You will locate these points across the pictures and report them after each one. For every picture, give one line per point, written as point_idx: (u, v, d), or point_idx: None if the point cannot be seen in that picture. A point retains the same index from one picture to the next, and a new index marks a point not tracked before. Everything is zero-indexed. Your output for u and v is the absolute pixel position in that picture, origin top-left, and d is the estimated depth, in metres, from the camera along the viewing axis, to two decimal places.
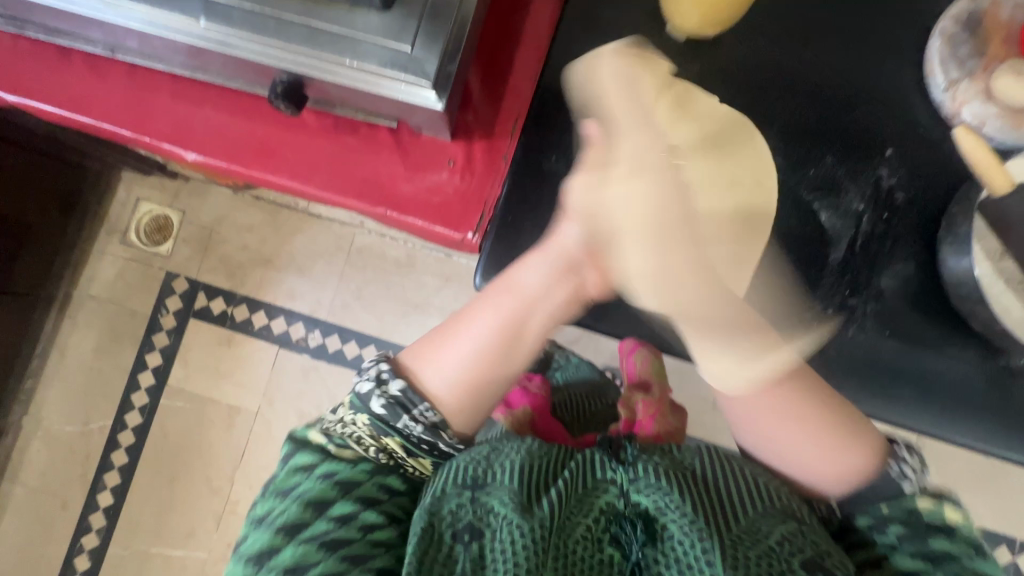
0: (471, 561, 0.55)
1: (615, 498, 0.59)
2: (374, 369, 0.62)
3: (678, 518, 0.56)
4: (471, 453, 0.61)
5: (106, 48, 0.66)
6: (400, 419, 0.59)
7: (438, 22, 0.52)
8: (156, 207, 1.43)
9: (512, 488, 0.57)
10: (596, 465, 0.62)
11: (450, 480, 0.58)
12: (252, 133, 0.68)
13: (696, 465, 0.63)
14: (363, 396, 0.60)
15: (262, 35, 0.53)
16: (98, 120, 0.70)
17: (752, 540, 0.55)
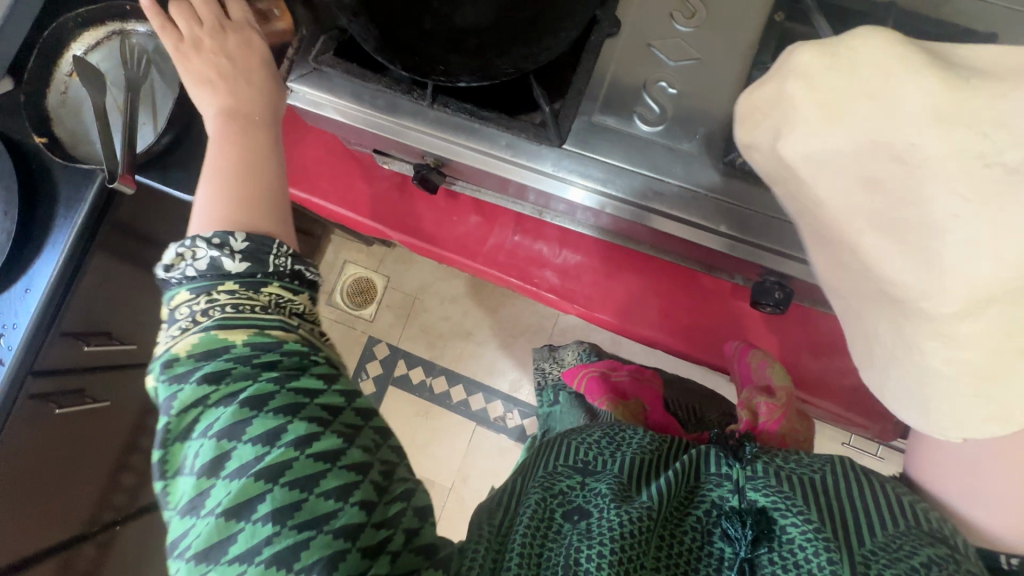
0: (579, 539, 0.42)
1: (728, 495, 0.46)
2: (194, 248, 0.43)
3: (797, 522, 0.43)
4: (587, 438, 0.54)
5: (535, 208, 0.63)
6: (269, 264, 0.44)
7: None
8: (361, 271, 1.46)
9: (613, 472, 0.49)
10: (713, 457, 0.49)
11: (557, 460, 0.51)
12: (648, 292, 0.66)
13: (813, 472, 0.47)
14: (200, 274, 0.43)
15: (780, 246, 0.49)
16: (482, 265, 0.67)
17: (892, 555, 0.41)
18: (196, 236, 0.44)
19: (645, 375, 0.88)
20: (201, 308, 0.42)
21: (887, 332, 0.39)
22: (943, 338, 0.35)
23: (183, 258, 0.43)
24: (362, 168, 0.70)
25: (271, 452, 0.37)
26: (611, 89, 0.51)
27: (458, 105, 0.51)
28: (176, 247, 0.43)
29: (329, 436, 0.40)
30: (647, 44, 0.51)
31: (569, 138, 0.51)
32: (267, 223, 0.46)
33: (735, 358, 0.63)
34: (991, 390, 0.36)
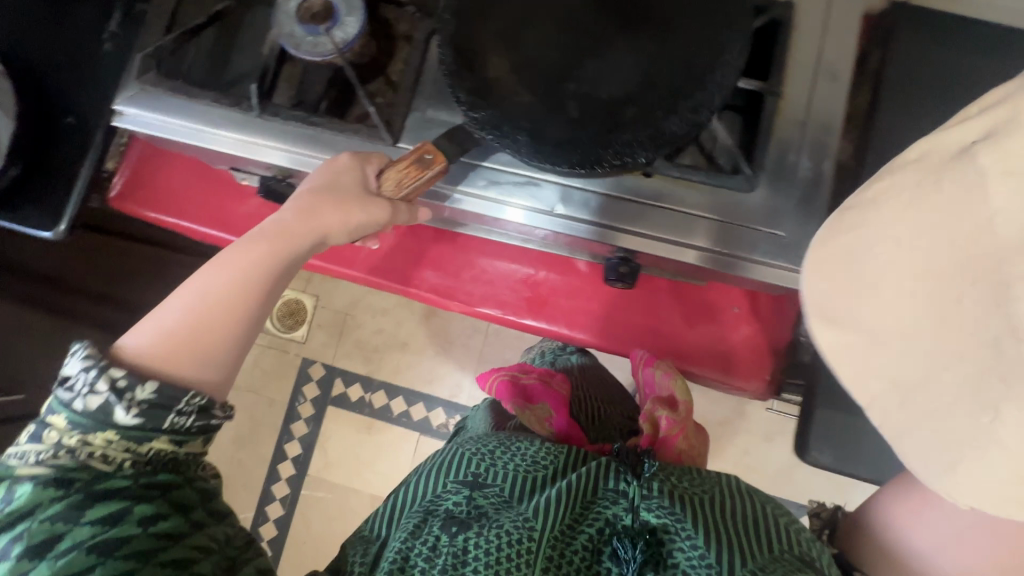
0: (453, 558, 0.49)
1: (622, 514, 0.50)
2: (84, 381, 0.42)
3: (685, 547, 0.48)
4: (479, 445, 0.58)
5: None
6: (167, 420, 0.44)
7: (810, 210, 0.48)
8: (289, 292, 1.43)
9: (499, 489, 0.53)
10: (609, 473, 0.53)
11: (448, 476, 0.55)
12: (524, 281, 0.66)
13: (703, 493, 0.52)
14: (83, 415, 0.42)
15: (615, 221, 0.50)
16: (360, 272, 0.67)
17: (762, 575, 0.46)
18: (108, 364, 0.43)
19: (554, 379, 0.85)
20: (75, 444, 0.43)
21: (942, 389, 0.34)
22: (998, 411, 0.33)
23: (78, 386, 0.42)
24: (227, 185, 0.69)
25: (96, 550, 0.41)
26: (441, 81, 0.52)
27: (289, 112, 0.51)
28: (84, 364, 0.43)
29: (115, 561, 0.42)
30: None
31: (404, 135, 0.51)
32: (189, 374, 0.45)
33: (638, 367, 0.65)
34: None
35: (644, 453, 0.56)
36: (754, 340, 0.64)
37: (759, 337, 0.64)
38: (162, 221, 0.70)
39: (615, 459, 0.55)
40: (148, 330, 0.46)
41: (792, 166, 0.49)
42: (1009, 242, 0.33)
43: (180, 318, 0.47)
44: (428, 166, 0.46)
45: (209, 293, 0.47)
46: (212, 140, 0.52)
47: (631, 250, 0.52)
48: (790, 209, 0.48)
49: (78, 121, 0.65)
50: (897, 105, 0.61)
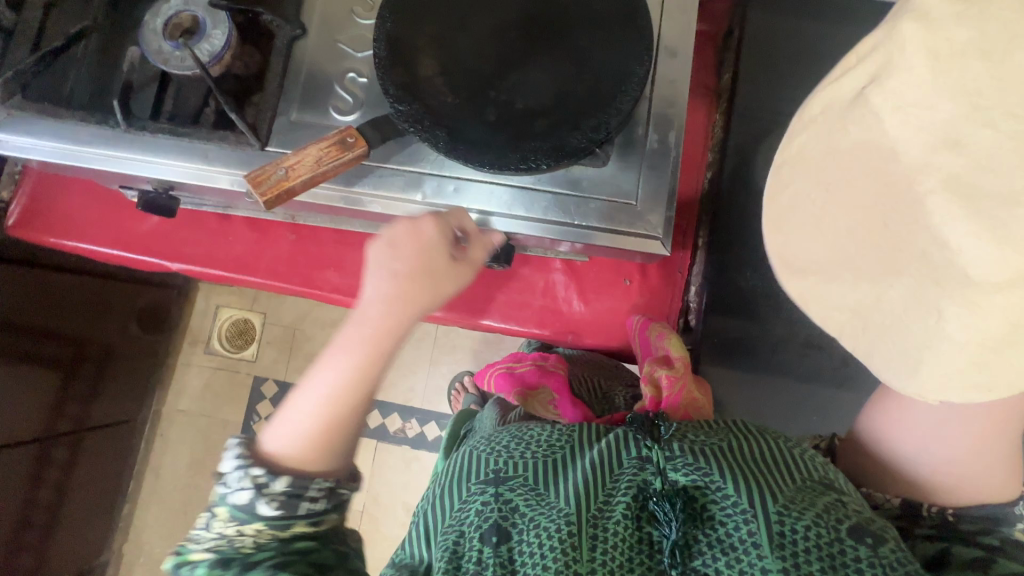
0: (502, 569, 0.45)
1: (654, 479, 0.48)
2: (240, 476, 0.43)
3: (722, 500, 0.46)
4: (493, 445, 0.54)
5: (286, 214, 0.62)
6: (302, 508, 0.44)
7: (656, 176, 0.51)
8: (236, 313, 1.43)
9: (523, 477, 0.49)
10: (624, 444, 0.50)
11: (470, 478, 0.51)
12: None
13: (719, 442, 0.50)
14: (240, 507, 0.43)
15: (480, 205, 0.52)
16: (263, 277, 0.69)
17: (799, 509, 0.44)
18: (250, 454, 0.44)
19: (551, 361, 0.84)
20: (233, 533, 0.44)
21: (886, 296, 0.32)
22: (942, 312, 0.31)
23: (236, 483, 0.43)
24: (127, 206, 0.70)
25: None
26: (305, 85, 0.54)
27: (156, 125, 0.53)
28: (236, 459, 0.44)
29: None
30: (334, 39, 0.54)
31: (273, 139, 0.53)
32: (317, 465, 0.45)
33: (635, 332, 0.65)
34: (988, 358, 0.31)
35: (657, 415, 0.52)
36: (645, 309, 0.67)
37: (649, 305, 0.67)
38: (66, 246, 0.70)
39: (629, 427, 0.52)
40: (282, 432, 0.46)
41: (640, 138, 0.52)
42: (906, 167, 0.32)
43: (315, 409, 0.46)
44: (349, 147, 0.44)
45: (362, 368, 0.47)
46: (89, 152, 0.54)
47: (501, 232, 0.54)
48: (639, 180, 0.51)
49: None
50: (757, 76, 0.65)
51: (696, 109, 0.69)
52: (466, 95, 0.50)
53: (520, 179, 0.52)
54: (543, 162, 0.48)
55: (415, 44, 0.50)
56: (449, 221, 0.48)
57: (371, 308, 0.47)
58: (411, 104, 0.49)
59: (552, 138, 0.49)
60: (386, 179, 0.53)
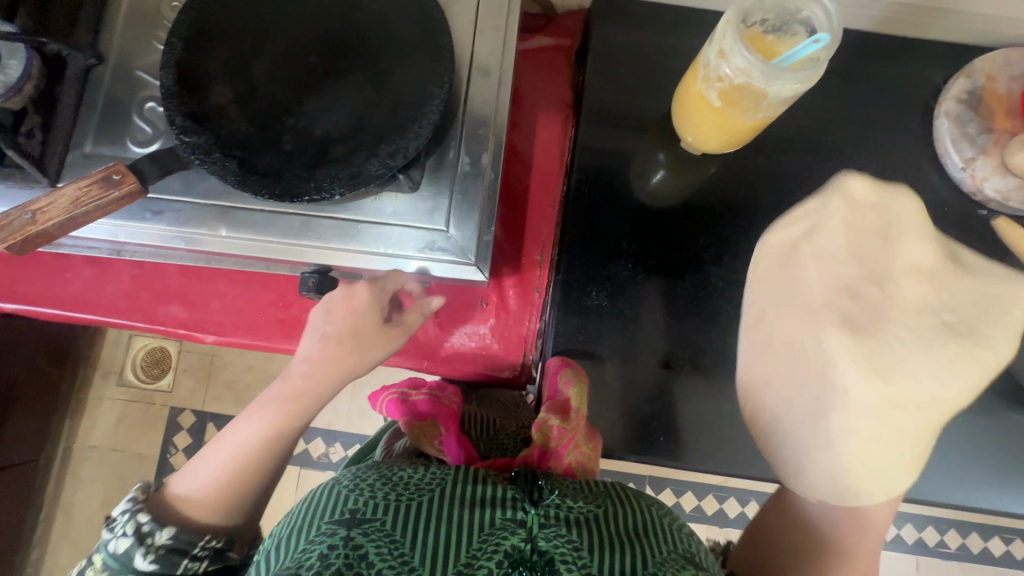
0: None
1: (522, 544, 0.41)
2: (127, 523, 0.47)
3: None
4: (354, 480, 0.44)
5: (110, 249, 0.58)
6: (181, 566, 0.48)
7: (470, 199, 0.50)
8: (151, 340, 1.38)
9: (382, 522, 0.41)
10: (502, 501, 0.44)
11: (320, 515, 0.41)
12: (272, 302, 0.65)
13: (595, 509, 0.45)
14: (120, 557, 0.47)
15: (286, 238, 0.49)
16: (103, 313, 0.65)
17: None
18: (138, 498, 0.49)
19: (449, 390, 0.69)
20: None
21: (800, 392, 0.51)
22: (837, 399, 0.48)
23: (123, 531, 0.47)
24: None
25: None
26: (104, 114, 0.51)
27: None
28: (127, 500, 0.48)
29: None
30: (132, 69, 0.51)
31: (66, 173, 0.50)
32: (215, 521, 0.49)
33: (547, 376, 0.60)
34: (905, 457, 0.47)
35: (541, 474, 0.47)
36: (503, 332, 0.66)
37: (507, 327, 0.65)
38: None
39: (510, 482, 0.46)
40: (189, 488, 0.50)
41: (451, 160, 0.50)
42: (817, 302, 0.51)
43: (220, 469, 0.49)
44: (114, 186, 0.42)
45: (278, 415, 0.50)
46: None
47: (318, 264, 0.51)
48: (450, 205, 0.50)
49: None
50: (603, 91, 0.64)
51: (551, 123, 0.68)
52: (258, 121, 0.48)
53: (328, 209, 0.49)
54: (337, 191, 0.46)
55: (206, 71, 0.48)
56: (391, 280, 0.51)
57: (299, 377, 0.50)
58: (197, 134, 0.46)
59: (347, 165, 0.47)
60: (182, 214, 0.49)
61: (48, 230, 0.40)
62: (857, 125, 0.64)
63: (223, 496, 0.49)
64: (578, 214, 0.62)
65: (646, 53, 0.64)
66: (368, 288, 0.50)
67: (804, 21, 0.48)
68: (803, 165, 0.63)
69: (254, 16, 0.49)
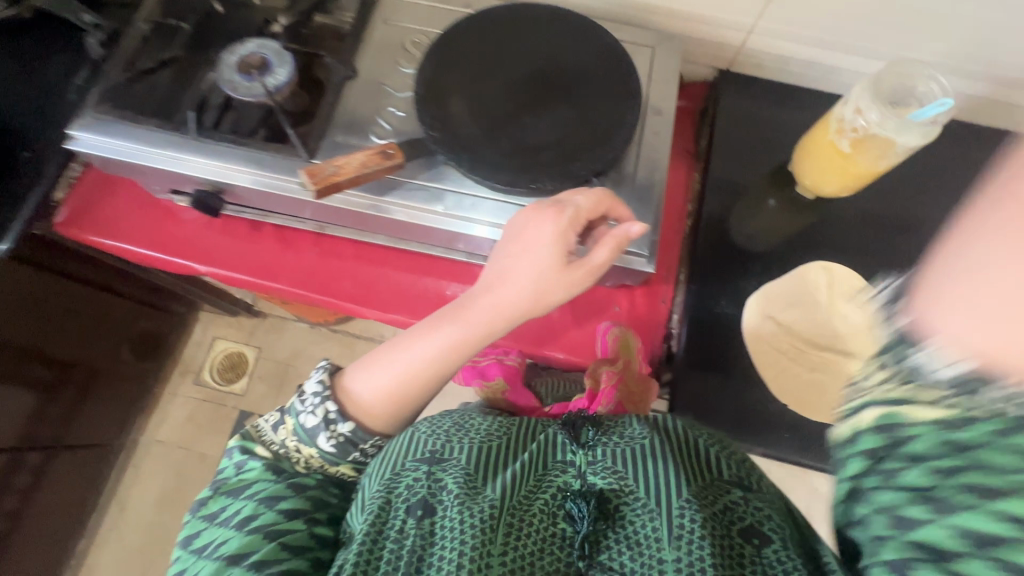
0: (422, 539, 0.48)
1: (572, 479, 0.50)
2: (321, 408, 0.62)
3: (636, 504, 0.47)
4: (433, 428, 0.56)
5: (316, 224, 0.71)
6: (351, 453, 0.63)
7: (643, 205, 0.61)
8: (231, 345, 1.46)
9: (457, 461, 0.52)
10: (554, 446, 0.54)
11: (406, 457, 0.54)
12: (432, 288, 0.75)
13: (643, 441, 0.51)
14: (309, 432, 0.62)
15: (490, 220, 0.61)
16: (284, 283, 0.75)
17: (695, 509, 0.46)
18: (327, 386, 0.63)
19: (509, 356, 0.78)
20: (292, 447, 0.63)
21: None
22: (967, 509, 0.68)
23: (315, 414, 0.62)
24: (171, 213, 0.77)
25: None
26: (352, 113, 0.64)
27: (221, 135, 0.61)
28: (321, 388, 0.63)
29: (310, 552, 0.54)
30: (380, 82, 0.65)
31: (319, 153, 0.62)
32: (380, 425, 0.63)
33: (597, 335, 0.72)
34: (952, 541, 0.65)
35: (588, 419, 0.55)
36: (631, 333, 0.73)
37: (636, 330, 0.73)
38: (103, 244, 0.76)
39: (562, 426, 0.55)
40: (369, 388, 0.63)
41: (629, 175, 0.62)
42: None
43: (398, 375, 0.62)
44: (390, 157, 0.53)
45: (445, 350, 0.61)
46: (151, 158, 0.62)
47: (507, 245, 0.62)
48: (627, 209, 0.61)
49: (34, 154, 0.73)
50: (728, 144, 0.77)
51: (677, 166, 0.81)
52: (485, 127, 0.60)
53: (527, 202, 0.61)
54: (546, 186, 0.58)
55: (446, 88, 0.61)
56: (583, 216, 0.56)
57: (479, 312, 0.59)
58: (440, 132, 0.59)
59: (557, 168, 0.59)
60: (407, 193, 0.61)
61: (343, 181, 0.51)
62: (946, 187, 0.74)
63: (389, 404, 0.62)
64: (708, 238, 0.72)
65: (765, 118, 0.78)
66: (559, 226, 0.56)
67: (922, 93, 0.60)
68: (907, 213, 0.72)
69: (486, 52, 0.63)
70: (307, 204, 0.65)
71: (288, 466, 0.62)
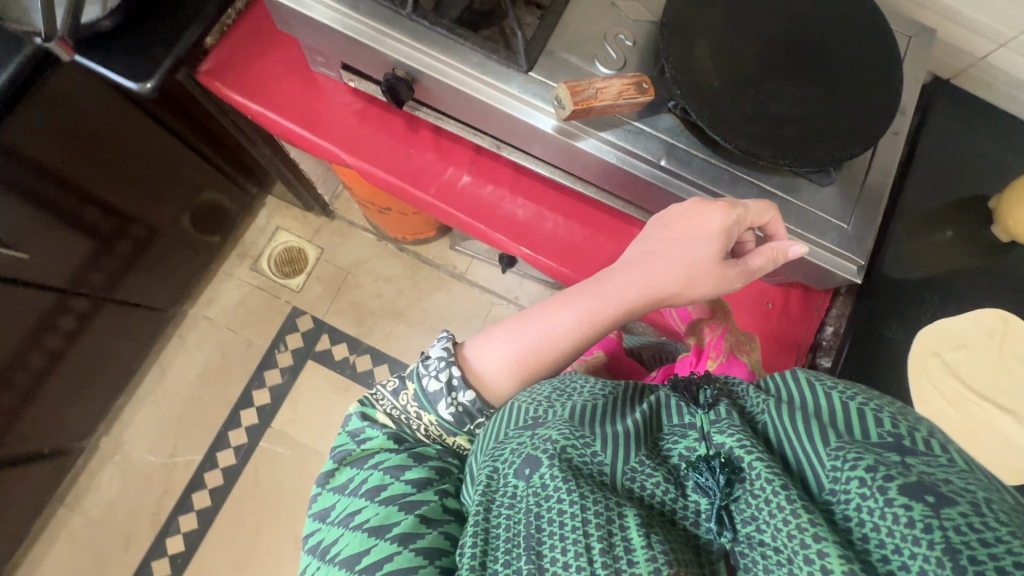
0: (534, 497, 0.40)
1: (695, 445, 0.41)
2: (445, 372, 0.54)
3: (760, 463, 0.35)
4: (536, 393, 0.51)
5: (493, 142, 0.65)
6: (468, 426, 0.54)
7: (867, 209, 0.56)
8: (294, 239, 1.41)
9: (560, 418, 0.46)
10: (671, 410, 0.44)
11: (507, 425, 0.49)
12: (586, 240, 0.70)
13: (765, 396, 0.40)
14: (430, 397, 0.54)
15: (713, 185, 0.55)
16: (433, 196, 0.70)
17: (845, 480, 0.32)
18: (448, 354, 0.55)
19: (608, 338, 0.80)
20: (411, 410, 0.55)
21: None
22: None
23: (437, 378, 0.54)
24: (323, 90, 0.71)
25: (428, 554, 0.43)
26: (575, 32, 0.57)
27: (434, 19, 0.55)
28: (445, 353, 0.55)
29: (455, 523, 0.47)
30: (612, 1, 0.58)
31: (536, 65, 0.55)
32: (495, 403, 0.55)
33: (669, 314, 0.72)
34: None
35: (703, 379, 0.46)
36: (776, 335, 0.69)
37: (783, 332, 0.69)
38: (246, 106, 0.70)
39: (674, 392, 0.46)
40: (491, 358, 0.55)
41: (860, 172, 0.56)
42: None
43: (527, 345, 0.54)
44: (643, 92, 0.47)
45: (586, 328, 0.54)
46: (329, 18, 0.56)
47: None
48: (851, 208, 0.56)
49: None
50: (923, 163, 0.72)
51: None
52: (728, 83, 0.54)
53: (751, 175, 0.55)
54: (789, 162, 0.52)
55: (691, 29, 0.55)
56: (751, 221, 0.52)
57: (618, 287, 0.55)
58: (682, 78, 0.53)
59: (799, 147, 0.53)
60: (627, 132, 0.55)
61: (599, 106, 0.45)
62: None
63: (513, 381, 0.54)
64: (880, 257, 0.69)
65: (965, 146, 0.73)
66: (727, 220, 0.52)
67: None
68: None
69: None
70: (503, 117, 0.58)
71: (409, 434, 0.55)
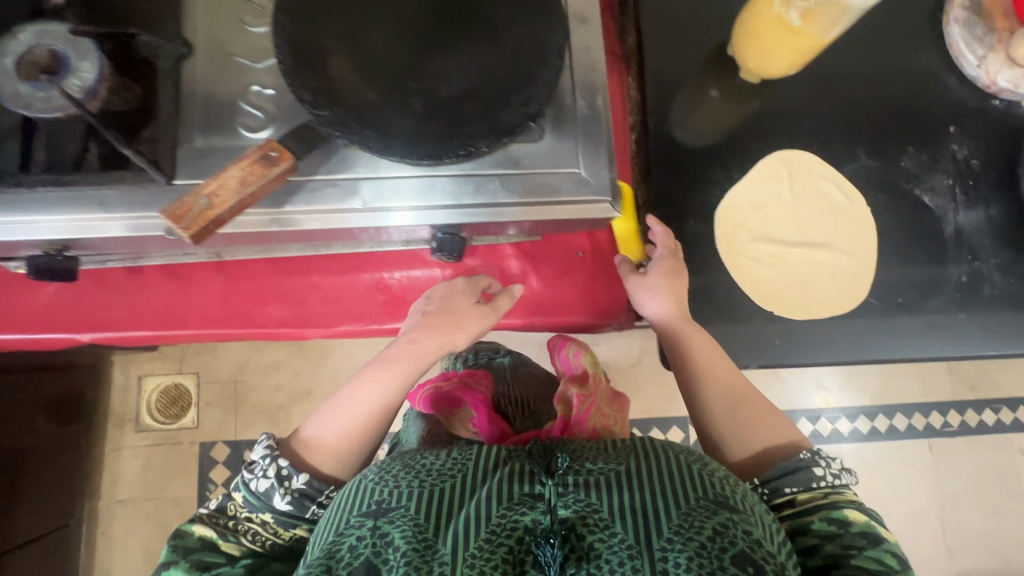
0: None
1: (541, 517, 0.38)
2: (269, 466, 0.50)
3: (606, 537, 0.37)
4: (377, 468, 0.42)
5: (211, 252, 0.58)
6: (311, 512, 0.49)
7: (593, 140, 0.51)
8: (164, 378, 1.30)
9: (402, 508, 0.39)
10: (516, 475, 0.40)
11: (349, 508, 0.40)
12: (372, 286, 0.64)
13: (618, 467, 0.40)
14: (258, 496, 0.49)
15: (426, 200, 0.50)
16: (195, 328, 0.62)
17: (685, 540, 0.37)
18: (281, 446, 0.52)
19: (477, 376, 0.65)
20: (245, 514, 0.50)
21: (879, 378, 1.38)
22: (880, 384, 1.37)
23: (264, 475, 0.49)
24: (16, 280, 0.61)
25: None
26: (206, 107, 0.49)
27: (37, 177, 0.46)
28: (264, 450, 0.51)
29: None
30: (228, 53, 0.49)
31: (180, 169, 0.48)
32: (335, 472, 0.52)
33: (556, 349, 0.63)
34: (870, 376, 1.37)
35: (558, 442, 0.43)
36: (599, 278, 0.68)
37: (605, 273, 0.68)
38: None
39: (526, 454, 0.42)
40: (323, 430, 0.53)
41: (569, 107, 0.52)
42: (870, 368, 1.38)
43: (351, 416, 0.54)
44: (273, 163, 0.41)
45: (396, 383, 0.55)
46: None
47: (448, 225, 0.52)
48: (576, 148, 0.51)
49: None
50: (657, 38, 0.68)
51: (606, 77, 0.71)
52: (384, 86, 0.47)
53: (461, 168, 0.50)
54: (481, 145, 0.47)
55: (318, 44, 0.47)
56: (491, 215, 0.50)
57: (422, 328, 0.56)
58: (329, 108, 0.46)
59: (486, 120, 0.47)
60: (310, 193, 0.49)
61: (221, 214, 0.40)
62: (884, 38, 0.69)
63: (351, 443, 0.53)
64: (661, 154, 0.65)
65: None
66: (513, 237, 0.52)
67: None
68: (850, 79, 0.68)
69: None
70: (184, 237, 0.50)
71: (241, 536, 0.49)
